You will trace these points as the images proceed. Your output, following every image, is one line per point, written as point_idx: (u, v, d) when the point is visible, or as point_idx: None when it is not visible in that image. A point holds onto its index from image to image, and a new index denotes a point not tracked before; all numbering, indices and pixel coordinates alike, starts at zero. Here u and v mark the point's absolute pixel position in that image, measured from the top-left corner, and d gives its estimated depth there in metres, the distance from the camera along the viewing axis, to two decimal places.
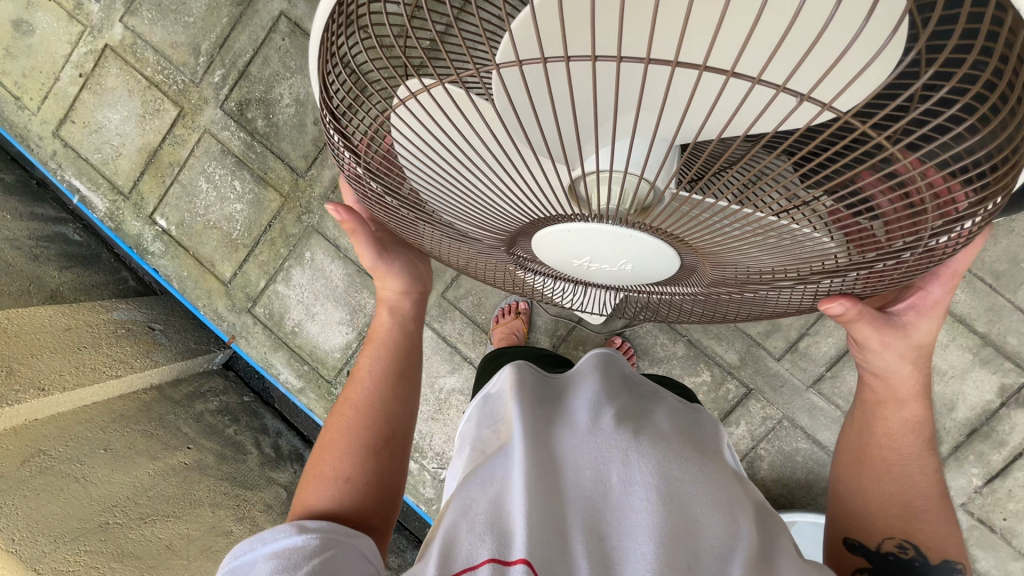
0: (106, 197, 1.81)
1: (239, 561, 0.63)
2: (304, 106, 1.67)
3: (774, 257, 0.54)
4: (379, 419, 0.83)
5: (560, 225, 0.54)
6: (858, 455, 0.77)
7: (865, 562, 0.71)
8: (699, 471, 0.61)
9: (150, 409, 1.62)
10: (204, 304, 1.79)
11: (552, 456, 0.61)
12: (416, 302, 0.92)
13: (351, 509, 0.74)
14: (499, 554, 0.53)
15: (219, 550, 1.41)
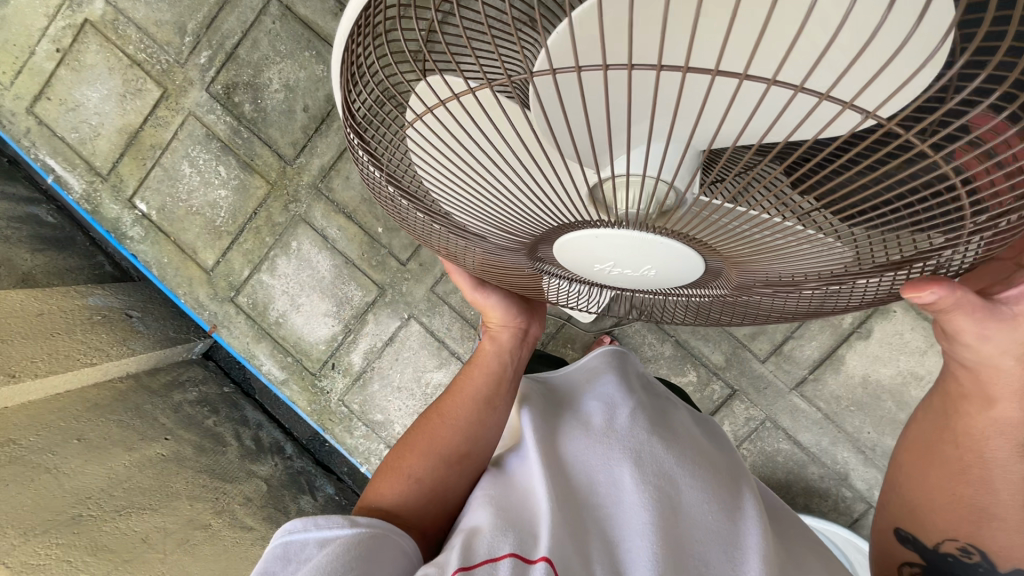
0: (83, 179, 1.75)
1: (292, 539, 0.62)
2: (293, 92, 1.63)
3: (781, 270, 0.58)
4: (460, 433, 0.78)
5: (587, 231, 0.55)
6: (929, 449, 0.68)
7: (917, 557, 0.70)
8: (700, 480, 0.68)
9: (126, 399, 1.58)
10: (184, 292, 1.74)
11: (561, 460, 0.68)
12: (519, 334, 0.88)
13: (412, 511, 0.73)
14: (520, 550, 0.57)
15: (197, 544, 1.38)
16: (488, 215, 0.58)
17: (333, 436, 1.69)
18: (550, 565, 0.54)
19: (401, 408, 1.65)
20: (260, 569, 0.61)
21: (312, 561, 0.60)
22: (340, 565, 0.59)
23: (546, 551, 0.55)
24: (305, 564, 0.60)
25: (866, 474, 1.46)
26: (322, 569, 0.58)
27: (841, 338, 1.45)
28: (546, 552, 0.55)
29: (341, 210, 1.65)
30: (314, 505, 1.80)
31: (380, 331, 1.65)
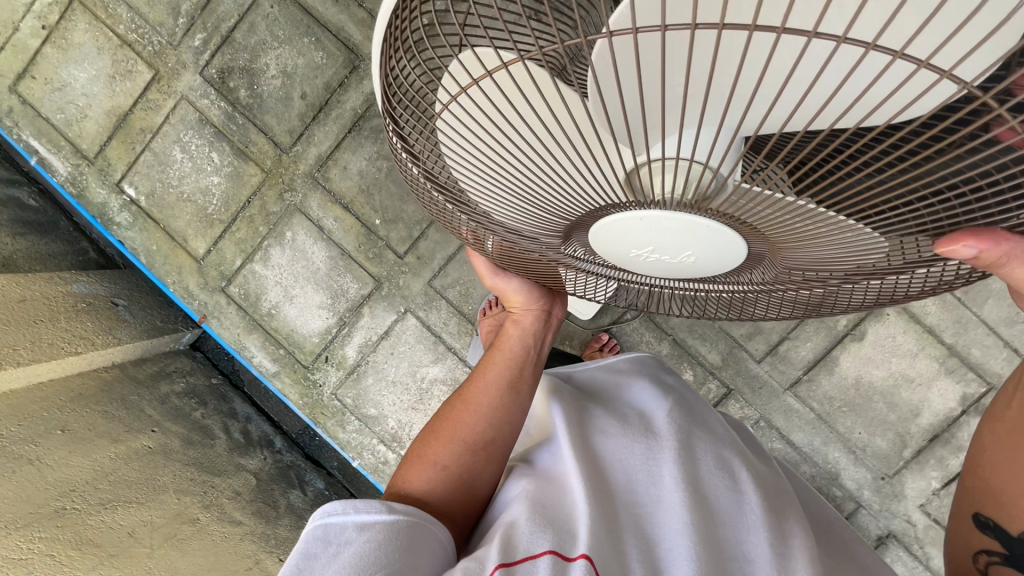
0: (69, 161, 1.69)
1: (330, 520, 0.62)
2: (291, 79, 1.59)
3: (828, 266, 0.57)
4: (484, 421, 0.76)
5: (631, 212, 0.52)
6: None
7: (996, 542, 0.71)
8: (730, 479, 0.68)
9: (111, 389, 1.53)
10: (173, 280, 1.70)
11: (595, 457, 0.68)
12: (539, 319, 0.87)
13: (440, 500, 0.71)
14: (558, 547, 0.57)
15: (185, 538, 1.35)
16: (524, 193, 0.56)
17: (325, 430, 1.67)
18: (590, 562, 0.54)
19: (396, 403, 1.63)
20: (300, 550, 0.61)
21: (353, 548, 0.60)
22: (381, 556, 0.59)
23: (585, 549, 0.56)
24: (345, 550, 0.60)
25: (856, 474, 1.48)
26: (363, 559, 0.59)
27: (836, 340, 1.47)
28: (585, 550, 0.55)
29: (337, 200, 1.62)
30: (304, 499, 1.77)
31: (375, 324, 1.63)
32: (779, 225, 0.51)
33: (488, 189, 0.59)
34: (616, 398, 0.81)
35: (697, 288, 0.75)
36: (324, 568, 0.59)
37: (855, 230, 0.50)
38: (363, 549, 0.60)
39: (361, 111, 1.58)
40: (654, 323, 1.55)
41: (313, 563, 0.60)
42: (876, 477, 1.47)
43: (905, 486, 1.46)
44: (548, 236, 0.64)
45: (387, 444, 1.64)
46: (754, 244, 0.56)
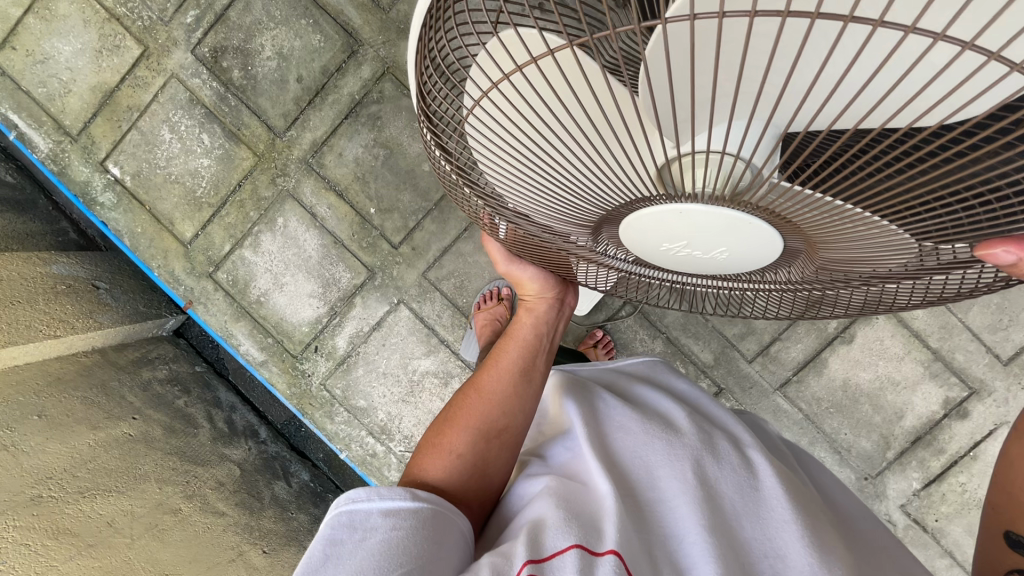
0: (50, 137, 1.63)
1: (357, 506, 0.60)
2: (287, 61, 1.55)
3: (859, 266, 0.58)
4: (498, 407, 0.76)
5: (669, 206, 0.51)
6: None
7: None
8: (754, 478, 0.66)
9: (91, 374, 1.48)
10: (158, 264, 1.65)
11: (614, 455, 0.67)
12: (551, 309, 0.87)
13: (455, 488, 0.70)
14: (584, 542, 0.56)
15: (165, 529, 1.31)
16: (557, 184, 0.56)
17: (313, 421, 1.64)
18: (619, 559, 0.54)
19: (386, 395, 1.61)
20: (323, 536, 0.60)
21: (380, 535, 0.59)
22: (409, 544, 0.59)
23: (613, 546, 0.55)
24: (372, 536, 0.59)
25: (841, 475, 1.50)
26: (391, 546, 0.58)
27: (825, 342, 1.49)
28: (613, 546, 0.55)
29: (332, 187, 1.59)
30: (288, 491, 1.74)
31: (367, 315, 1.60)
32: (816, 225, 0.51)
33: (518, 177, 0.59)
34: (629, 395, 0.80)
35: (708, 284, 0.77)
36: (351, 554, 0.57)
37: (886, 231, 0.50)
38: (390, 536, 0.59)
39: (358, 97, 1.55)
40: (648, 321, 1.56)
41: (338, 549, 0.58)
42: (860, 478, 1.50)
43: (888, 487, 1.48)
44: (574, 225, 0.63)
45: (375, 437, 1.62)
46: (788, 241, 0.56)
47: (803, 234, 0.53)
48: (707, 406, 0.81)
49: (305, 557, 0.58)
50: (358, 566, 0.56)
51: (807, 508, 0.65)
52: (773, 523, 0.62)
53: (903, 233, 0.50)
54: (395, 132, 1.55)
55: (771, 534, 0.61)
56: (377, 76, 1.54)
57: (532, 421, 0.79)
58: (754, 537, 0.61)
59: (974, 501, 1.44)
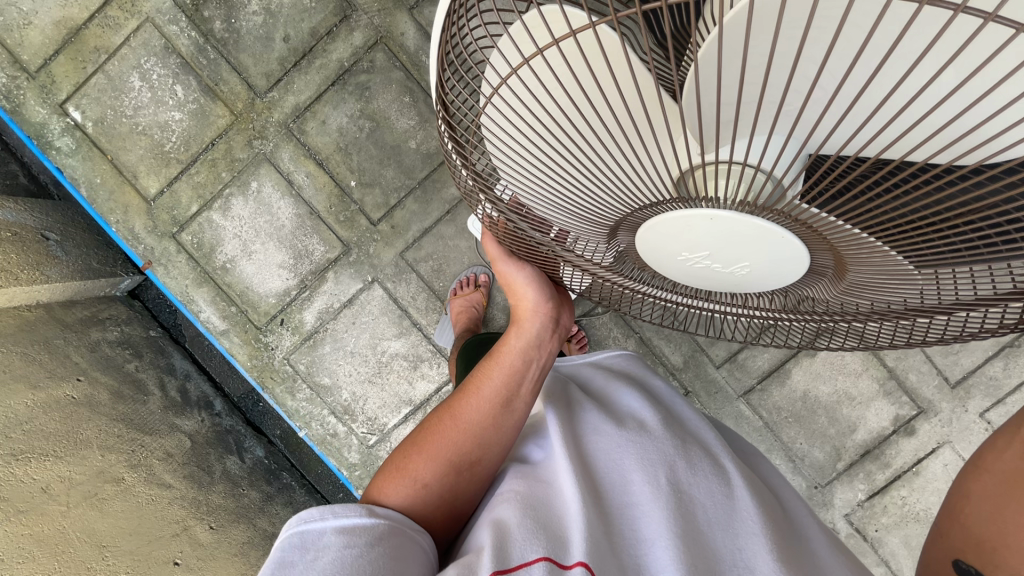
0: (3, 71, 1.50)
1: (309, 527, 0.58)
2: (275, 18, 1.48)
3: (868, 296, 0.57)
4: (472, 437, 0.71)
5: (702, 211, 0.49)
6: (1011, 480, 0.64)
7: None
8: (723, 482, 0.66)
9: (33, 330, 1.39)
10: (117, 220, 1.55)
11: (587, 456, 0.66)
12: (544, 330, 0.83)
13: (418, 518, 0.66)
14: (551, 553, 0.55)
15: (106, 499, 1.24)
16: (576, 183, 0.54)
17: (273, 396, 1.58)
18: (588, 570, 0.53)
19: (351, 374, 1.56)
20: (274, 559, 0.57)
21: (332, 554, 0.56)
22: (363, 562, 0.56)
23: (582, 557, 0.54)
24: (324, 556, 0.56)
25: (793, 482, 1.55)
26: (344, 566, 0.55)
27: (790, 354, 1.54)
28: (583, 558, 0.54)
29: (311, 155, 1.52)
30: (240, 466, 1.68)
31: (339, 292, 1.55)
32: (835, 241, 0.49)
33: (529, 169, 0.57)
34: (607, 395, 0.78)
35: (696, 304, 0.75)
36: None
37: (891, 261, 0.49)
38: (344, 554, 0.56)
39: (347, 64, 1.49)
40: (623, 320, 1.57)
41: (287, 573, 0.56)
42: (810, 486, 1.55)
43: (835, 496, 1.54)
44: (589, 226, 0.61)
45: (337, 417, 1.57)
46: (815, 260, 0.54)
47: (831, 254, 0.52)
48: (677, 406, 0.80)
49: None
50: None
51: (777, 525, 0.64)
52: (744, 534, 0.61)
53: (908, 262, 0.49)
54: (383, 105, 1.50)
55: (741, 546, 0.60)
56: (369, 45, 1.48)
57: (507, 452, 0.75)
58: (724, 545, 0.60)
59: (912, 514, 1.52)
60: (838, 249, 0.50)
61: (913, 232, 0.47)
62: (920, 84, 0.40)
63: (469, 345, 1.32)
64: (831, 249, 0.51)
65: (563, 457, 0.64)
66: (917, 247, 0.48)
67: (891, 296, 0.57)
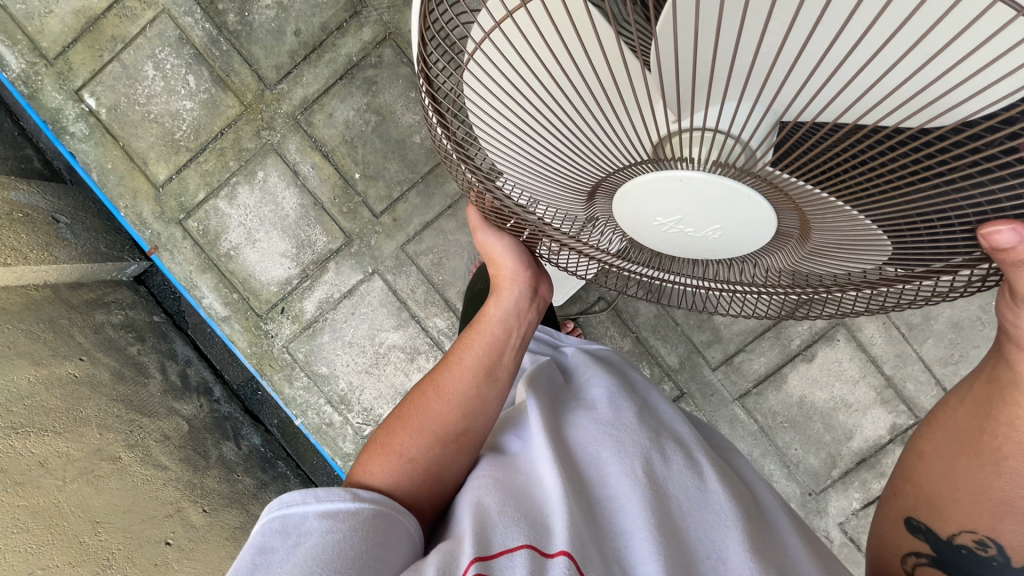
0: (23, 58, 1.54)
1: (291, 512, 0.58)
2: (286, 12, 1.51)
3: (843, 264, 0.58)
4: (456, 410, 0.74)
5: (672, 172, 0.50)
6: (964, 439, 0.63)
7: (926, 546, 0.66)
8: (698, 476, 0.66)
9: (39, 309, 1.41)
10: (126, 205, 1.58)
11: (567, 449, 0.66)
12: (526, 302, 0.83)
13: (407, 493, 0.68)
14: (535, 542, 0.55)
15: (101, 476, 1.26)
16: (551, 152, 0.56)
17: (270, 383, 1.60)
18: (571, 560, 0.52)
19: (348, 364, 1.58)
20: (253, 544, 0.57)
21: (314, 539, 0.57)
22: (348, 548, 0.56)
23: (565, 545, 0.53)
24: (305, 541, 0.56)
25: (786, 488, 1.54)
26: (327, 552, 0.55)
27: (786, 358, 1.53)
28: (565, 547, 0.53)
29: (318, 147, 1.55)
30: (236, 453, 1.69)
31: (339, 282, 1.57)
32: (797, 201, 0.49)
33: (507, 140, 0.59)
34: (587, 383, 0.78)
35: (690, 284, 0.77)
36: (282, 561, 0.55)
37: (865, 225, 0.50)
38: (327, 539, 0.57)
39: (355, 58, 1.51)
40: (621, 319, 1.57)
41: (269, 558, 0.56)
42: (803, 493, 1.53)
43: (829, 504, 1.53)
44: (573, 193, 0.62)
45: (334, 406, 1.59)
46: (782, 224, 0.55)
47: (797, 218, 0.53)
48: (655, 399, 0.80)
49: (231, 570, 0.56)
50: (288, 574, 0.54)
51: (750, 517, 0.65)
52: (718, 526, 0.62)
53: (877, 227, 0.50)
54: (389, 100, 1.52)
55: (715, 537, 0.61)
56: (378, 41, 1.51)
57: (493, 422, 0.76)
58: (699, 537, 0.61)
59: None
60: (806, 213, 0.51)
61: (888, 203, 0.47)
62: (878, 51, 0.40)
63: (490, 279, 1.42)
64: (796, 212, 0.52)
65: (542, 448, 0.65)
66: (890, 215, 0.48)
67: (869, 261, 0.57)
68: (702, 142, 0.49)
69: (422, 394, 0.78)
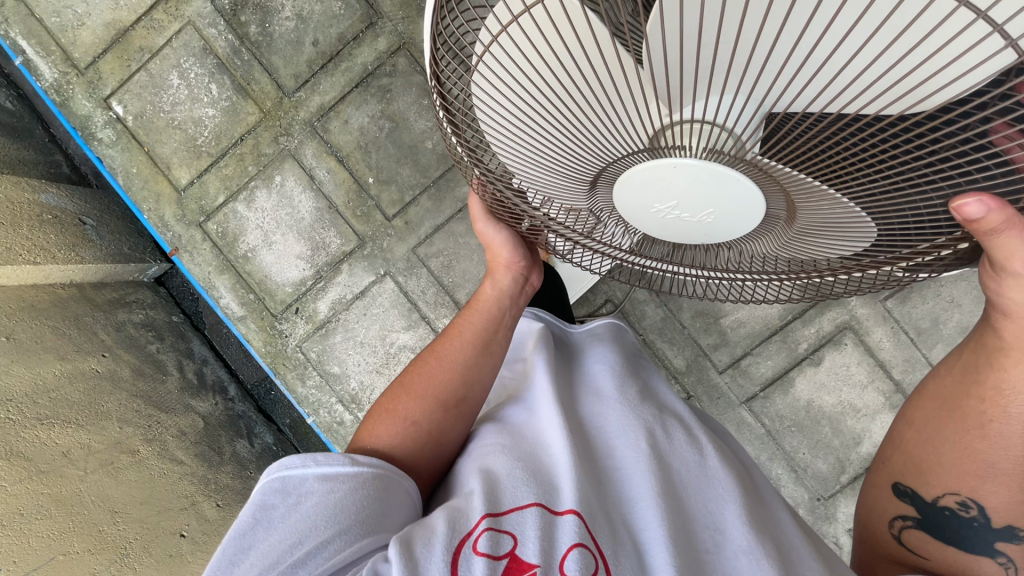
0: (56, 68, 1.62)
1: (291, 475, 0.60)
2: (305, 24, 1.58)
3: (830, 249, 0.64)
4: (459, 379, 0.76)
5: (667, 158, 0.53)
6: (952, 403, 0.66)
7: (913, 508, 0.69)
8: (698, 448, 0.68)
9: (65, 307, 1.47)
10: (149, 208, 1.65)
11: (574, 420, 0.68)
12: (519, 279, 0.87)
13: (407, 456, 0.70)
14: (544, 501, 0.57)
15: (120, 468, 1.30)
16: (556, 148, 0.60)
17: (284, 382, 1.63)
18: (579, 518, 0.55)
19: (360, 364, 1.61)
20: (254, 501, 0.60)
21: (314, 499, 0.59)
22: (349, 506, 0.59)
23: (573, 505, 0.56)
24: (306, 501, 0.59)
25: (795, 493, 1.53)
26: (327, 511, 0.58)
27: (794, 362, 1.54)
28: (574, 506, 0.56)
29: (333, 152, 1.60)
30: (249, 450, 1.73)
31: (352, 283, 1.61)
32: (782, 182, 0.54)
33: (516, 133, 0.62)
34: (591, 358, 0.81)
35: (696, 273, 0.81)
36: (284, 519, 0.58)
37: (845, 204, 0.54)
38: (327, 499, 0.59)
39: (371, 67, 1.57)
40: (628, 321, 1.59)
41: (270, 514, 0.59)
42: (812, 498, 1.53)
43: (838, 510, 1.52)
44: (577, 184, 0.65)
45: (345, 406, 1.61)
46: (770, 206, 0.59)
47: (783, 198, 0.57)
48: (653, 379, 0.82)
49: (236, 522, 0.59)
50: (292, 531, 0.57)
51: (747, 489, 0.67)
52: (716, 498, 0.64)
53: (857, 208, 0.54)
54: (402, 107, 1.57)
55: (713, 510, 0.63)
56: (392, 50, 1.56)
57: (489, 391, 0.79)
58: (700, 504, 0.63)
59: None
60: (788, 192, 0.55)
61: (870, 185, 0.50)
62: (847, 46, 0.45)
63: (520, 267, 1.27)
64: (782, 193, 0.56)
65: (551, 415, 0.67)
66: (874, 193, 0.51)
67: (863, 236, 0.59)
68: (693, 134, 0.53)
69: (421, 361, 0.80)
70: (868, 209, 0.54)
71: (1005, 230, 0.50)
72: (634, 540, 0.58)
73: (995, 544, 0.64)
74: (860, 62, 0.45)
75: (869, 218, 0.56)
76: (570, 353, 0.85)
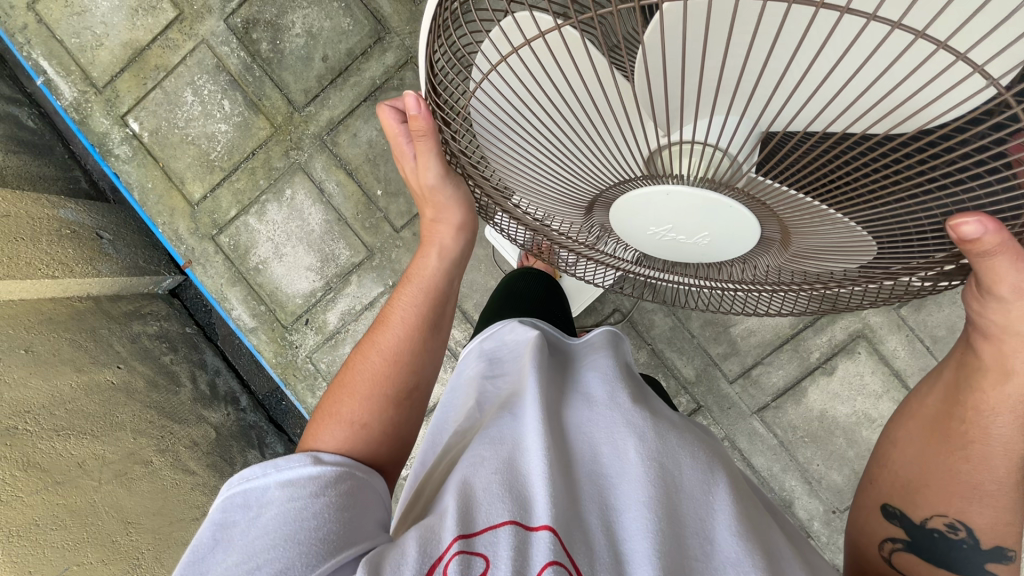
0: (76, 86, 1.67)
1: (251, 485, 0.61)
2: (315, 40, 1.61)
3: (829, 263, 0.63)
4: (406, 368, 0.78)
5: (660, 185, 0.55)
6: (934, 425, 0.65)
7: (902, 531, 0.66)
8: (693, 459, 0.67)
9: (82, 319, 1.50)
10: (164, 222, 1.68)
11: (559, 430, 0.67)
12: (466, 244, 0.85)
13: (362, 454, 0.70)
14: (519, 518, 0.56)
15: (134, 479, 1.33)
16: (543, 160, 0.61)
17: (295, 393, 1.65)
18: (553, 534, 0.54)
19: None
20: (214, 519, 0.61)
21: (272, 507, 0.59)
22: (304, 510, 0.58)
23: (548, 520, 0.55)
24: (265, 511, 0.59)
25: (809, 505, 1.50)
26: (283, 518, 0.58)
27: (806, 371, 1.51)
28: (548, 522, 0.55)
29: (342, 165, 1.62)
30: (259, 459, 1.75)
31: (361, 294, 1.63)
32: (773, 206, 0.55)
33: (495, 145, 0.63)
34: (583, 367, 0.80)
35: (704, 285, 0.81)
36: (243, 533, 0.59)
37: (834, 219, 0.54)
38: (284, 507, 0.59)
39: (378, 82, 1.59)
40: (636, 330, 1.59)
41: (231, 530, 0.59)
42: (827, 510, 1.50)
43: None
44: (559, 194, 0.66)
45: None
46: (764, 231, 0.61)
47: (778, 225, 0.59)
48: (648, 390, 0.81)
49: (195, 543, 0.60)
50: (248, 543, 0.57)
51: (747, 508, 0.66)
52: (709, 504, 0.63)
53: (852, 222, 0.54)
54: None
55: (703, 517, 0.62)
56: (400, 64, 1.58)
57: (436, 371, 0.83)
58: (696, 514, 0.61)
59: None
60: (778, 213, 0.56)
61: (858, 201, 0.51)
62: (840, 74, 0.46)
63: (524, 275, 1.25)
64: (775, 217, 0.57)
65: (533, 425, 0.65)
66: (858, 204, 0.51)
67: (862, 250, 0.58)
68: (691, 155, 0.54)
69: (358, 356, 0.80)
70: (865, 220, 0.54)
71: (996, 254, 0.50)
72: (617, 554, 0.57)
73: (984, 565, 0.63)
74: (852, 90, 0.46)
75: (867, 232, 0.56)
76: (564, 360, 0.84)
